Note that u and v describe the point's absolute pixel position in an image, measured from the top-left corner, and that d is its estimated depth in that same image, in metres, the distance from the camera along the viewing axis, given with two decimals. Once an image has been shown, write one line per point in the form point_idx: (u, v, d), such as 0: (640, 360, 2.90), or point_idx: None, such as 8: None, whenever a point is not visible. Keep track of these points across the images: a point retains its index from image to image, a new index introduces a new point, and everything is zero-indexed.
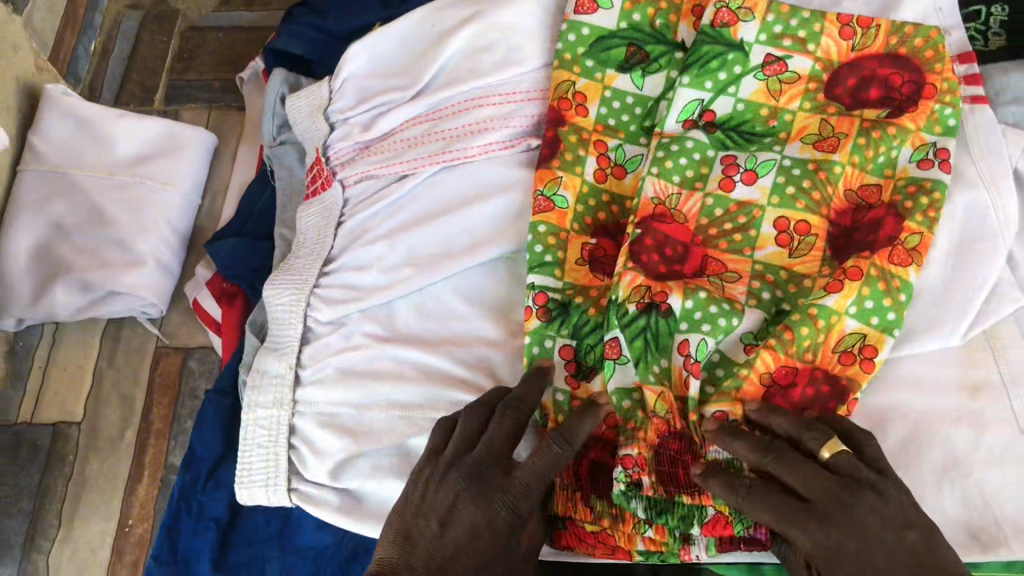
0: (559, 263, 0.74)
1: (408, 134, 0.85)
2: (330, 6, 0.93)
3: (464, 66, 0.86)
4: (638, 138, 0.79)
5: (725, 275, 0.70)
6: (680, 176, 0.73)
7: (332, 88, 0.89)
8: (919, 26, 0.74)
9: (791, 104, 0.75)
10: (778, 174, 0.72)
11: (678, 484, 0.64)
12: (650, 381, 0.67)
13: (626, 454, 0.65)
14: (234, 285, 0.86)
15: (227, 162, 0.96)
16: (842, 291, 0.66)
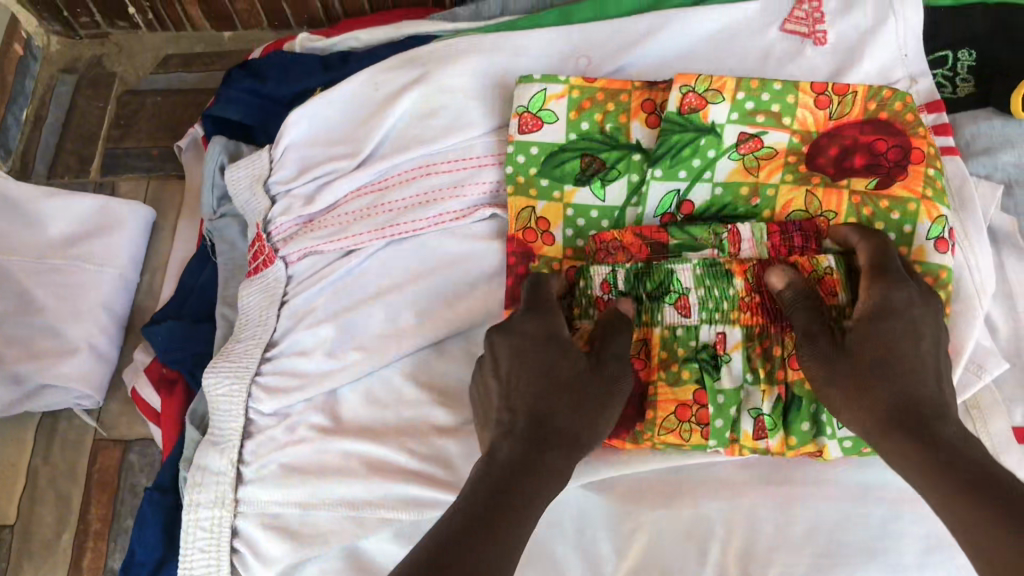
0: None
1: (355, 205, 0.81)
2: (269, 68, 0.88)
3: (411, 132, 0.82)
4: None
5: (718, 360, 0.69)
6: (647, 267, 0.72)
7: (272, 157, 0.84)
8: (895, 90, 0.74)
9: (772, 178, 0.74)
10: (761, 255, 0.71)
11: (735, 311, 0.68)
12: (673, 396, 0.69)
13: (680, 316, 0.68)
14: (174, 370, 0.82)
15: (167, 234, 0.92)
16: None
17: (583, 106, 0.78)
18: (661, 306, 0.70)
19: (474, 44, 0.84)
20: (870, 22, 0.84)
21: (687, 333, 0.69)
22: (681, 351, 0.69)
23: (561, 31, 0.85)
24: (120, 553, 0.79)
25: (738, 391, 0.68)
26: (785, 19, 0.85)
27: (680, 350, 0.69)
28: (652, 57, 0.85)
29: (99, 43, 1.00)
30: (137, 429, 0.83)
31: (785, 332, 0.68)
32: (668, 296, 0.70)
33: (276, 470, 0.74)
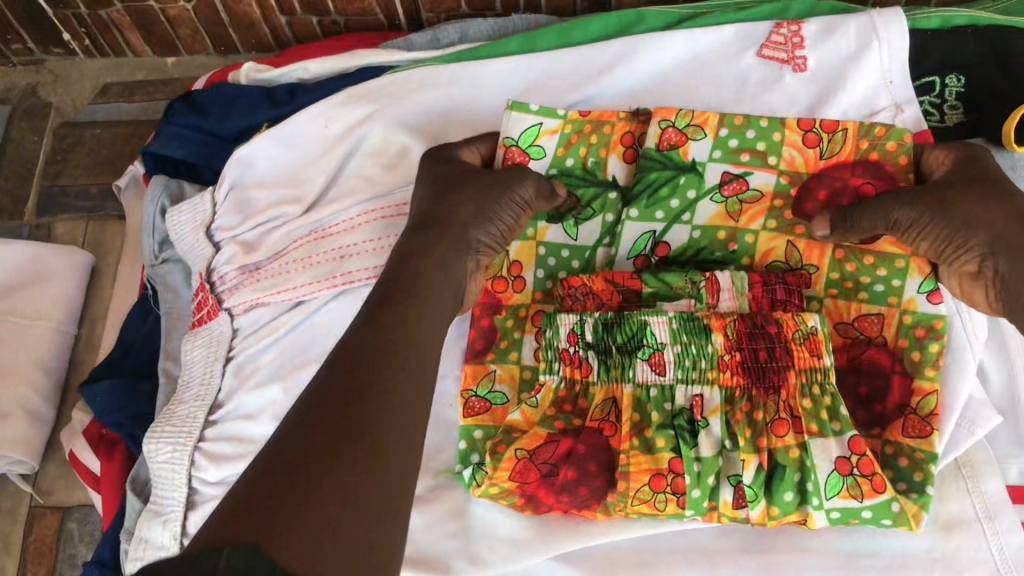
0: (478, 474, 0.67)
1: (300, 251, 0.75)
2: (211, 102, 0.82)
3: (362, 172, 0.76)
4: None
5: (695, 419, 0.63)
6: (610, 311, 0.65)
7: (215, 200, 0.79)
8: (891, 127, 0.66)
9: (753, 224, 0.69)
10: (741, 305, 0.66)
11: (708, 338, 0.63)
12: (644, 457, 0.63)
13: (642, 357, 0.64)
14: (113, 433, 0.76)
15: (108, 279, 0.86)
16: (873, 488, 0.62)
17: (572, 141, 0.72)
18: (632, 367, 0.64)
19: (430, 77, 0.78)
20: (850, 47, 0.79)
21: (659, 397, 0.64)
22: (655, 418, 0.64)
23: (524, 60, 0.80)
24: None
25: (717, 458, 0.62)
26: (763, 44, 0.80)
27: (652, 414, 0.64)
28: (621, 87, 0.79)
29: (35, 71, 0.94)
30: (77, 496, 0.77)
31: (768, 395, 0.63)
32: (640, 351, 0.64)
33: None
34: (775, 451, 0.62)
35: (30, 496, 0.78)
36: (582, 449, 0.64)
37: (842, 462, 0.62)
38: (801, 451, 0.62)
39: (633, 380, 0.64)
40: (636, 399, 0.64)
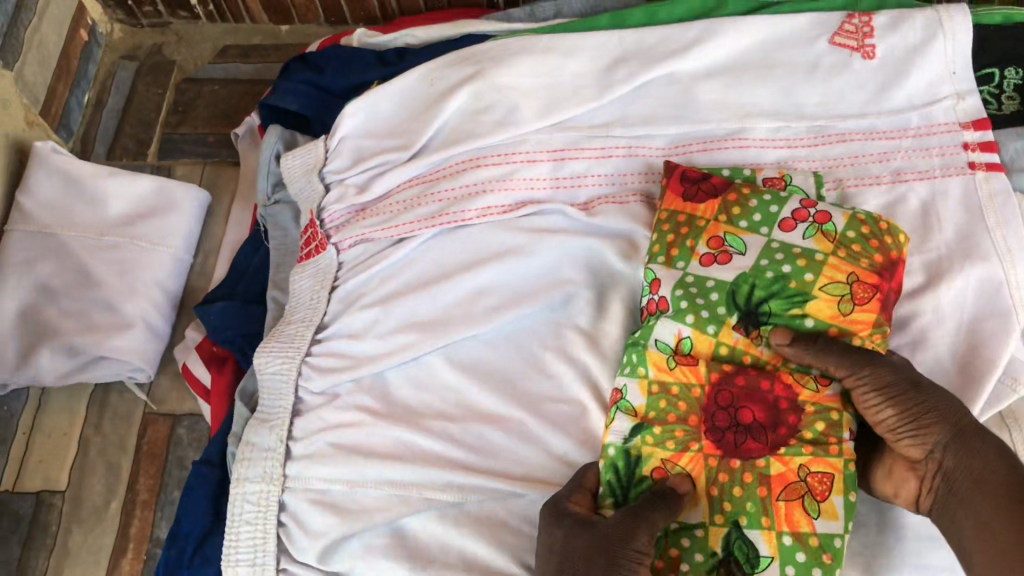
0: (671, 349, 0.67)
1: (405, 196, 0.84)
2: (328, 62, 0.91)
3: (462, 127, 0.84)
4: (675, 259, 0.70)
5: (759, 390, 0.64)
6: (707, 314, 0.67)
7: (327, 147, 0.87)
8: (872, 224, 0.66)
9: (843, 218, 0.67)
10: (762, 256, 0.67)
11: (741, 412, 0.64)
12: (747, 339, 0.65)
13: (689, 361, 0.66)
14: (224, 349, 0.84)
15: (220, 220, 0.95)
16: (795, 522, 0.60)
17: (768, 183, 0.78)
18: (801, 314, 0.64)
19: (527, 44, 0.86)
20: (918, 37, 0.85)
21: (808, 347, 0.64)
22: (847, 418, 0.62)
23: (614, 34, 0.87)
24: (166, 522, 0.81)
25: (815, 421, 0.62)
26: (836, 32, 0.87)
27: (801, 398, 0.63)
28: (701, 64, 0.87)
29: (160, 33, 1.03)
30: (188, 405, 0.86)
31: (736, 433, 0.63)
32: (708, 298, 0.67)
33: (326, 450, 0.76)
34: (804, 481, 0.61)
35: (145, 403, 0.87)
36: (741, 385, 0.64)
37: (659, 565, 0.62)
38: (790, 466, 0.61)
39: (790, 335, 0.64)
40: (822, 430, 0.62)
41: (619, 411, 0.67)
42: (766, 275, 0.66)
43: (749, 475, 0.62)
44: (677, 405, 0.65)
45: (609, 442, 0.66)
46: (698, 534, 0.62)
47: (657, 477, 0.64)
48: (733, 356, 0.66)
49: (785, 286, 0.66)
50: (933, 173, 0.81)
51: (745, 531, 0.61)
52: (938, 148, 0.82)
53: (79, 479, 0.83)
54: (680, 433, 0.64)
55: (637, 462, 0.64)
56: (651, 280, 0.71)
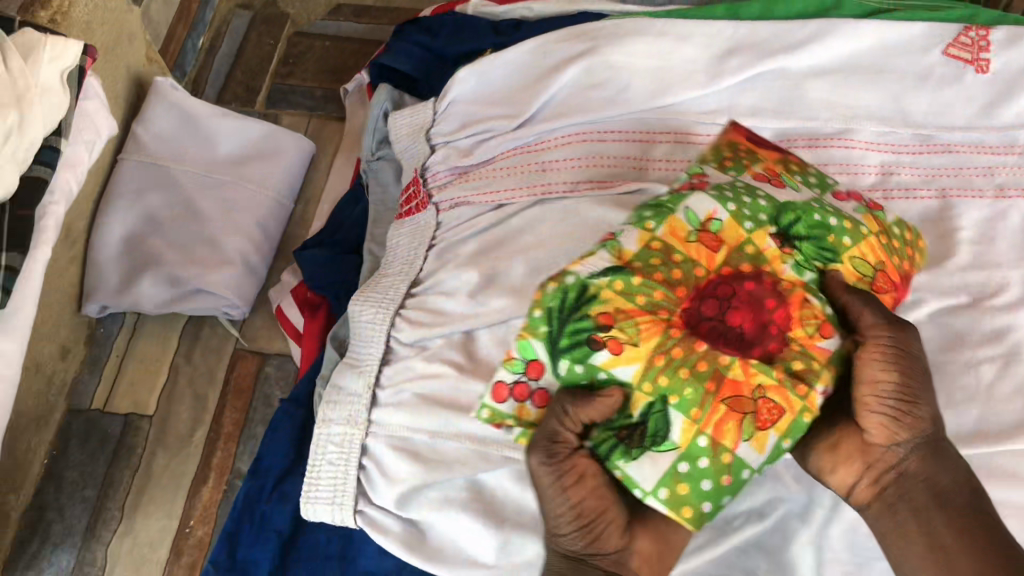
0: (693, 216, 0.61)
1: (508, 163, 0.84)
2: (440, 26, 0.93)
3: (571, 102, 0.85)
4: (732, 168, 0.66)
5: (759, 298, 0.57)
6: (737, 207, 0.62)
7: (435, 110, 0.89)
8: (903, 248, 0.66)
9: (885, 223, 0.67)
10: (810, 202, 0.64)
11: (739, 315, 0.57)
12: (768, 248, 0.60)
13: (699, 242, 0.60)
14: (318, 295, 0.87)
15: (321, 171, 0.98)
16: (726, 436, 0.55)
17: None
18: (792, 222, 0.61)
19: (642, 26, 0.87)
20: None
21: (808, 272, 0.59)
22: (827, 373, 0.56)
23: (729, 24, 0.88)
24: (247, 457, 0.83)
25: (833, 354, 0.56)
26: (951, 43, 0.87)
27: (795, 327, 0.57)
28: (814, 62, 0.87)
29: None
30: (277, 345, 0.89)
31: (719, 335, 0.57)
32: (743, 200, 0.62)
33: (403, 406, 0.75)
34: (759, 397, 0.55)
35: (236, 340, 0.90)
36: (745, 290, 0.58)
37: (541, 395, 0.60)
38: (757, 385, 0.55)
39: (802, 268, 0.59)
40: (812, 341, 0.56)
41: (604, 248, 0.61)
42: (814, 219, 0.62)
43: (696, 363, 0.56)
44: (673, 270, 0.59)
45: (574, 274, 0.60)
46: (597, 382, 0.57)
47: (601, 322, 0.58)
48: (748, 261, 0.60)
49: (823, 234, 0.61)
50: None
51: (670, 409, 0.55)
52: None
53: (166, 407, 0.85)
54: (662, 308, 0.58)
55: (592, 298, 0.59)
56: (693, 173, 0.66)
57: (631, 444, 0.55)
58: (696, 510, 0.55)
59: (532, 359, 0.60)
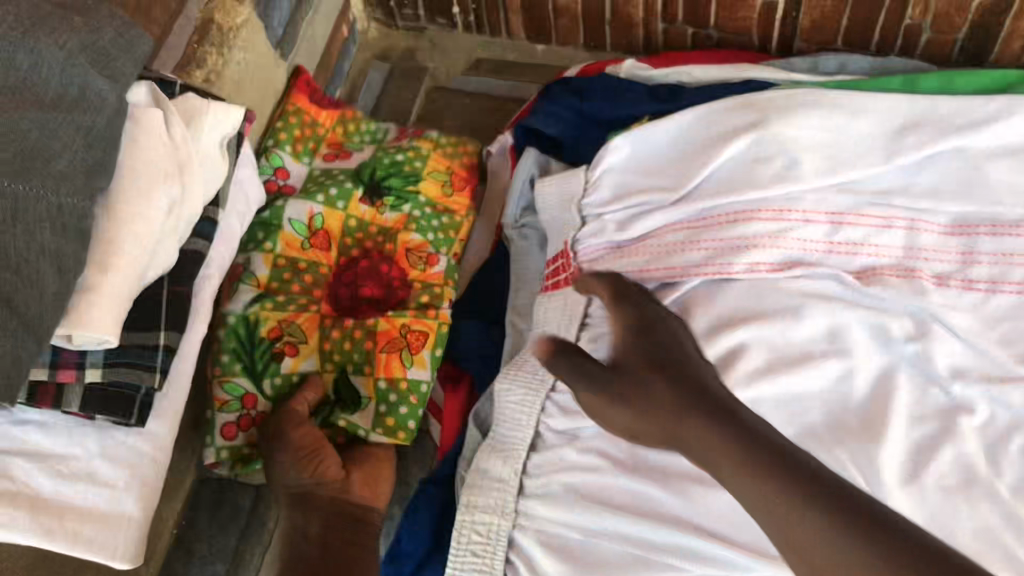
0: (290, 221, 0.83)
1: (670, 239, 0.80)
2: (592, 88, 0.89)
3: (736, 176, 0.80)
4: (315, 172, 0.88)
5: (391, 259, 0.85)
6: (322, 196, 0.85)
7: (587, 178, 0.84)
8: (476, 150, 0.92)
9: (444, 146, 0.92)
10: (406, 160, 0.90)
11: (346, 295, 0.83)
12: (351, 210, 0.86)
13: (280, 255, 0.82)
14: (460, 367, 0.84)
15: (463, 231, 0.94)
16: (408, 367, 0.81)
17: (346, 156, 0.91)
18: (415, 194, 0.88)
19: (811, 98, 0.82)
20: None
21: (428, 235, 0.86)
22: (446, 289, 0.84)
23: (903, 98, 0.83)
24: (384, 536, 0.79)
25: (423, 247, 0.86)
26: None
27: (413, 274, 0.85)
28: (995, 142, 0.82)
29: (414, 36, 1.03)
30: None
31: (374, 251, 0.85)
32: (359, 187, 0.87)
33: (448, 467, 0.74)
34: (407, 342, 0.81)
35: None
36: (361, 270, 0.84)
37: (260, 419, 0.76)
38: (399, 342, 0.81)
39: (405, 207, 0.87)
40: (424, 300, 0.83)
41: (243, 280, 0.80)
42: (385, 162, 0.89)
43: (360, 331, 0.81)
44: (302, 277, 0.82)
45: (232, 311, 0.78)
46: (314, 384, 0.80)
47: (274, 337, 0.78)
48: (362, 225, 0.86)
49: (399, 171, 0.89)
50: None
51: (351, 376, 0.81)
52: None
53: None
54: (309, 303, 0.81)
55: (257, 323, 0.78)
56: (276, 166, 0.86)
57: (344, 411, 0.80)
58: (407, 434, 0.80)
59: (244, 392, 0.76)
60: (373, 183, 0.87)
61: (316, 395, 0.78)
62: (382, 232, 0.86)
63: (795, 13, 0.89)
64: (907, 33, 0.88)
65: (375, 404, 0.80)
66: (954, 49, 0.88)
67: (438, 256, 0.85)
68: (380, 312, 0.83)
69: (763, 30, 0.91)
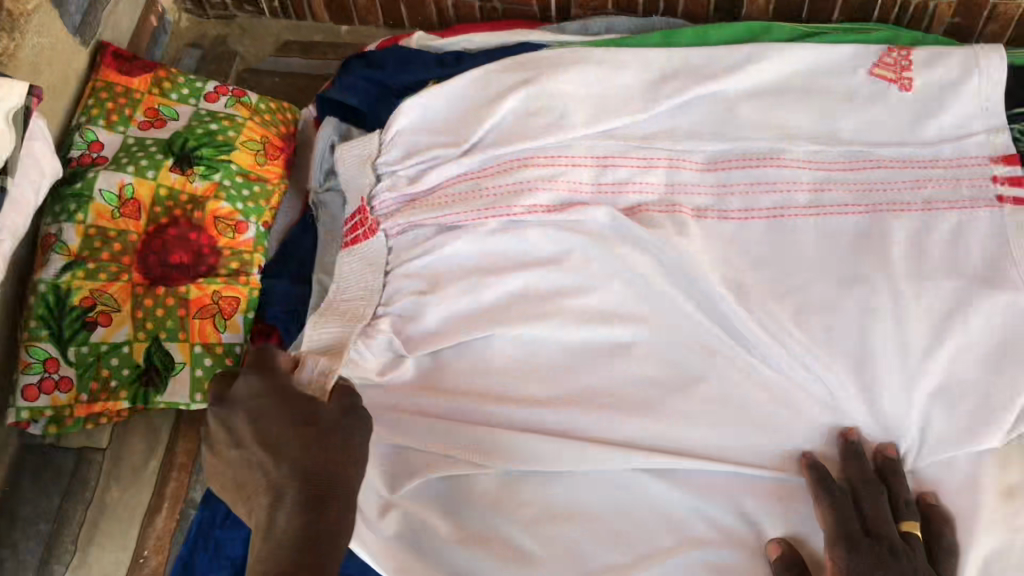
0: (109, 197, 0.83)
1: (458, 189, 0.86)
2: (387, 58, 0.95)
3: (514, 130, 0.88)
4: (133, 139, 0.88)
5: (219, 221, 0.85)
6: (134, 166, 0.85)
7: (381, 139, 0.89)
8: (279, 107, 0.95)
9: (257, 101, 0.94)
10: (219, 115, 0.91)
11: (168, 262, 0.84)
12: (168, 176, 0.85)
13: (97, 230, 0.82)
14: (270, 323, 0.87)
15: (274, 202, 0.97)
16: (228, 321, 0.84)
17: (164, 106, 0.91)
18: (225, 161, 0.87)
19: (580, 55, 0.90)
20: (954, 75, 0.89)
21: (238, 204, 0.87)
22: (258, 256, 0.86)
23: (663, 51, 0.91)
24: (201, 484, 0.85)
25: (247, 211, 0.87)
26: (875, 64, 0.90)
27: (221, 242, 0.85)
28: (745, 85, 0.90)
29: (224, 24, 1.08)
30: None
31: (193, 216, 0.85)
32: (167, 156, 0.86)
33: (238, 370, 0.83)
34: (224, 297, 0.84)
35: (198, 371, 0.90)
36: (172, 234, 0.84)
37: (66, 382, 0.80)
38: (216, 295, 0.83)
39: (215, 176, 0.86)
40: (235, 266, 0.85)
41: (55, 250, 0.81)
42: (198, 131, 0.89)
43: (172, 299, 0.83)
44: (113, 245, 0.82)
45: (44, 278, 0.80)
46: (125, 351, 0.82)
47: (86, 306, 0.81)
48: (172, 195, 0.85)
49: (212, 140, 0.88)
50: (963, 203, 0.84)
51: (164, 342, 0.83)
52: (969, 180, 0.85)
53: (118, 439, 0.86)
54: (123, 272, 0.82)
55: (69, 292, 0.80)
56: (90, 141, 0.86)
57: (157, 379, 0.82)
58: (224, 393, 0.84)
59: (47, 356, 0.80)
60: (183, 153, 0.87)
61: (124, 368, 0.82)
62: (193, 203, 0.85)
63: None
64: None
65: (191, 368, 0.83)
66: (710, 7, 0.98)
67: (247, 223, 0.86)
68: (191, 277, 0.84)
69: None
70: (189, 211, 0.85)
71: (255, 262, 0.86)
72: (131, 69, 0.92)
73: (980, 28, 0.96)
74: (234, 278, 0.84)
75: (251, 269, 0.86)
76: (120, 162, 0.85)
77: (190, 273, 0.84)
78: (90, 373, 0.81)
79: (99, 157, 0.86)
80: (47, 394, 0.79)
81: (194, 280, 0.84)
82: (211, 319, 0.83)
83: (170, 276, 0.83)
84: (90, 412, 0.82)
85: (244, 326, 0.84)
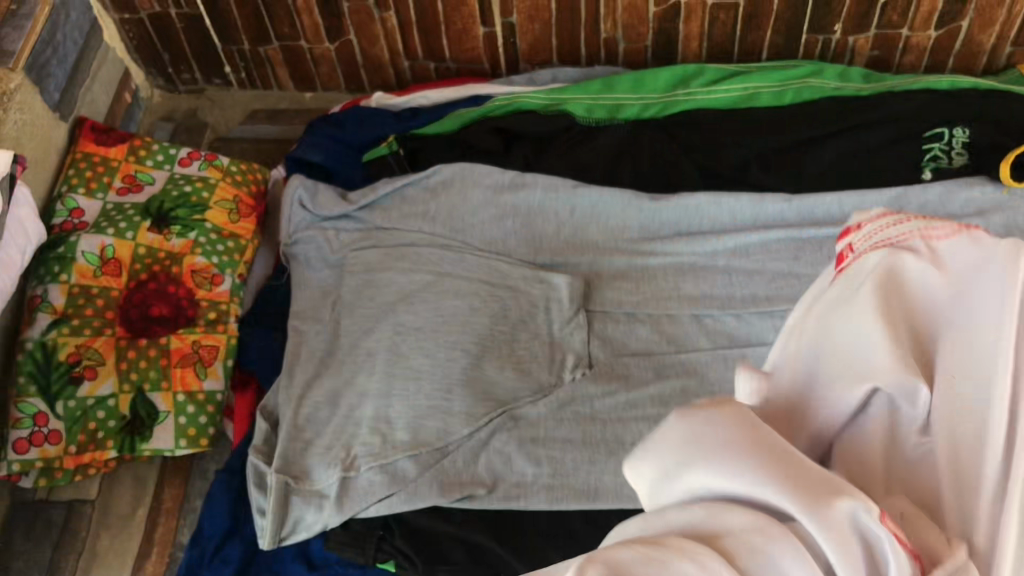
0: (92, 259, 0.89)
1: (420, 248, 0.89)
2: (347, 119, 1.01)
3: (481, 195, 0.92)
4: (112, 205, 0.93)
5: (196, 275, 0.91)
6: (114, 228, 0.91)
7: (357, 205, 0.93)
8: (249, 168, 1.00)
9: (227, 162, 0.99)
10: (194, 178, 0.96)
11: (149, 317, 0.88)
12: (147, 236, 0.91)
13: (81, 291, 0.87)
14: (247, 373, 0.92)
15: (262, 267, 1.00)
16: (209, 369, 0.87)
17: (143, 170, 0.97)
18: (200, 220, 0.93)
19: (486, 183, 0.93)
20: (873, 100, 0.96)
21: (213, 258, 0.92)
22: (234, 307, 0.91)
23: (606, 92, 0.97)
24: (188, 528, 0.88)
25: (223, 265, 0.92)
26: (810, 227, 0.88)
27: (199, 294, 0.90)
28: (681, 122, 0.97)
29: (196, 97, 1.15)
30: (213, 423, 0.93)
31: (174, 272, 0.90)
32: (146, 219, 0.92)
33: None
34: (203, 347, 0.88)
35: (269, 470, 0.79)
36: (152, 290, 0.89)
37: (55, 435, 0.83)
38: (196, 344, 0.88)
39: (191, 234, 0.92)
40: (212, 317, 0.89)
41: (40, 310, 0.86)
42: (173, 194, 0.95)
43: (154, 351, 0.87)
44: (96, 303, 0.87)
45: (31, 337, 0.85)
46: (111, 404, 0.85)
47: (72, 361, 0.85)
48: (151, 252, 0.91)
49: (187, 201, 0.94)
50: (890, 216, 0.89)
51: (147, 393, 0.86)
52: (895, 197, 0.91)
53: (107, 489, 0.89)
54: (106, 328, 0.87)
55: (56, 348, 0.84)
56: (71, 208, 0.92)
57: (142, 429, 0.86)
58: (209, 437, 0.87)
59: (37, 411, 0.83)
60: (160, 215, 0.93)
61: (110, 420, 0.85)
62: (171, 259, 0.91)
63: (513, 39, 1.05)
64: (607, 45, 1.05)
65: (175, 416, 0.87)
66: (647, 54, 1.06)
67: (223, 276, 0.92)
68: (173, 330, 0.89)
69: (491, 57, 1.07)
70: (170, 268, 0.91)
71: (234, 313, 0.91)
72: (108, 139, 0.98)
73: (897, 59, 1.05)
74: (213, 328, 0.89)
75: (229, 317, 0.90)
76: (100, 227, 0.91)
77: (170, 325, 0.89)
78: (78, 425, 0.84)
79: (82, 222, 0.91)
80: (36, 446, 0.82)
81: (175, 331, 0.88)
82: (193, 367, 0.87)
83: (151, 329, 0.88)
84: (80, 464, 0.85)
85: (224, 374, 0.88)
